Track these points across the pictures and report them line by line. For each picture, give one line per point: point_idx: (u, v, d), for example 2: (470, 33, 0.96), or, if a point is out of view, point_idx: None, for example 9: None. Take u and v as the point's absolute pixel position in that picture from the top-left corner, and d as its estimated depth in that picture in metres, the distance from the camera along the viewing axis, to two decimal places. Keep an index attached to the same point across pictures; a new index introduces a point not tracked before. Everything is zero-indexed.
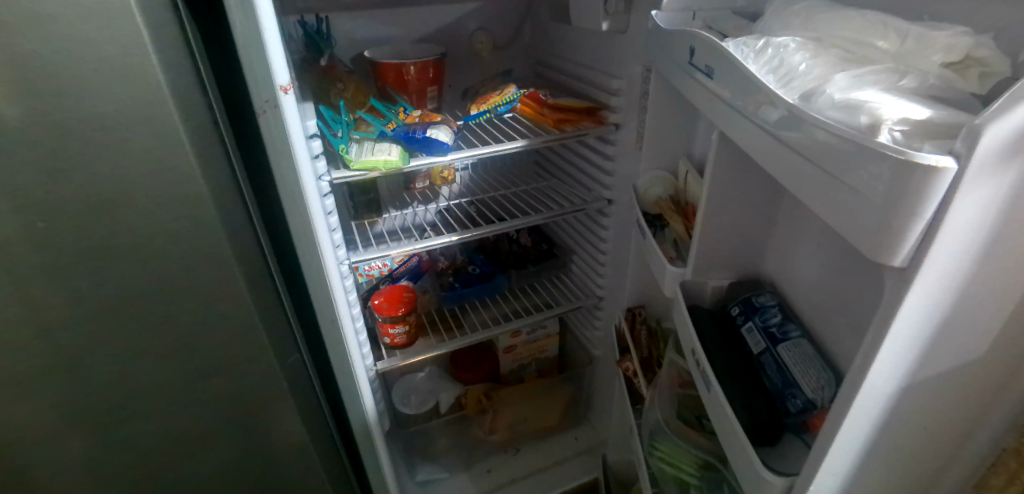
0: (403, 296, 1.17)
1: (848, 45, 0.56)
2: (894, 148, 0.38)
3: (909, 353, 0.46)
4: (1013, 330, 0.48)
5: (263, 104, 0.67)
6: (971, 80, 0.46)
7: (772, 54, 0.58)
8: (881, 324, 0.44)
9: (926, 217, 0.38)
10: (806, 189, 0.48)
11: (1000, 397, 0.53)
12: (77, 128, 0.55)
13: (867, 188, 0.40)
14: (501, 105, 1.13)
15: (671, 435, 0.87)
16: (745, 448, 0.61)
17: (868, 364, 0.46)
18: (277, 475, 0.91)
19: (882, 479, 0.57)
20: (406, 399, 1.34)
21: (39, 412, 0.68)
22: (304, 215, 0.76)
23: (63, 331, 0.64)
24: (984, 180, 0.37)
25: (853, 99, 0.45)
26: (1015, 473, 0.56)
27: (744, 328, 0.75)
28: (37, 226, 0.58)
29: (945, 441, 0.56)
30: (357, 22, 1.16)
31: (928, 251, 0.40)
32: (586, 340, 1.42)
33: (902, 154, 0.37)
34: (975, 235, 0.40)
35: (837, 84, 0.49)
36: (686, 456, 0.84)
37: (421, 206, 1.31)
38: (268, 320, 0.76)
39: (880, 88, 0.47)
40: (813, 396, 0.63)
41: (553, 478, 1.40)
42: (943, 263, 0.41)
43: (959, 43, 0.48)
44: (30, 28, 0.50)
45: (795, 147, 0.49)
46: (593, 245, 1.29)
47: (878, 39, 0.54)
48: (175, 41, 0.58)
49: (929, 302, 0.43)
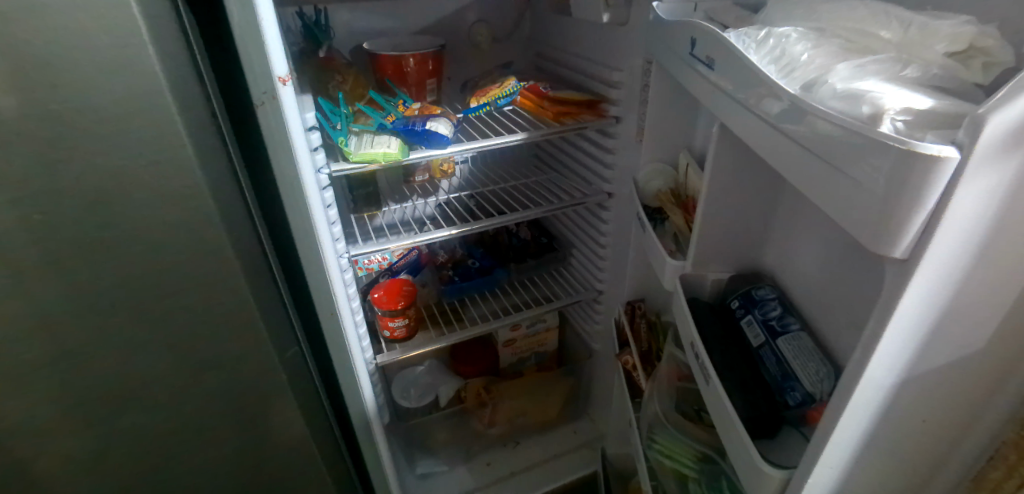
0: (403, 289, 1.17)
1: (851, 35, 0.55)
2: (898, 138, 0.38)
3: (909, 345, 0.46)
4: (1013, 322, 0.48)
5: (262, 95, 0.66)
6: (974, 70, 0.46)
7: (774, 44, 0.57)
8: (882, 316, 0.44)
9: (928, 209, 0.38)
10: (807, 182, 0.48)
11: (997, 391, 0.53)
12: (74, 120, 0.55)
13: (868, 179, 0.40)
14: (502, 97, 1.11)
15: (670, 427, 0.88)
16: (743, 441, 0.61)
17: (868, 356, 0.46)
18: (278, 469, 0.92)
19: (881, 471, 0.57)
20: (406, 392, 1.35)
21: (37, 405, 0.67)
22: (304, 207, 0.76)
23: (62, 323, 0.64)
24: (986, 171, 0.37)
25: (856, 89, 0.45)
26: (1014, 466, 0.57)
27: (743, 321, 0.75)
28: (34, 219, 0.57)
29: (945, 433, 0.56)
30: (356, 14, 1.15)
31: (928, 243, 0.39)
32: (585, 334, 1.42)
33: (904, 145, 0.37)
34: (975, 227, 0.40)
35: (840, 74, 0.48)
36: (685, 449, 0.84)
37: (421, 199, 1.30)
38: (268, 313, 0.76)
39: (883, 78, 0.47)
40: (813, 389, 0.63)
41: (552, 471, 1.41)
42: (943, 255, 0.41)
43: (962, 33, 0.47)
44: (23, 18, 0.50)
45: (796, 139, 0.49)
46: (593, 238, 1.29)
47: (882, 29, 0.54)
48: (172, 31, 0.57)
49: (930, 294, 0.43)
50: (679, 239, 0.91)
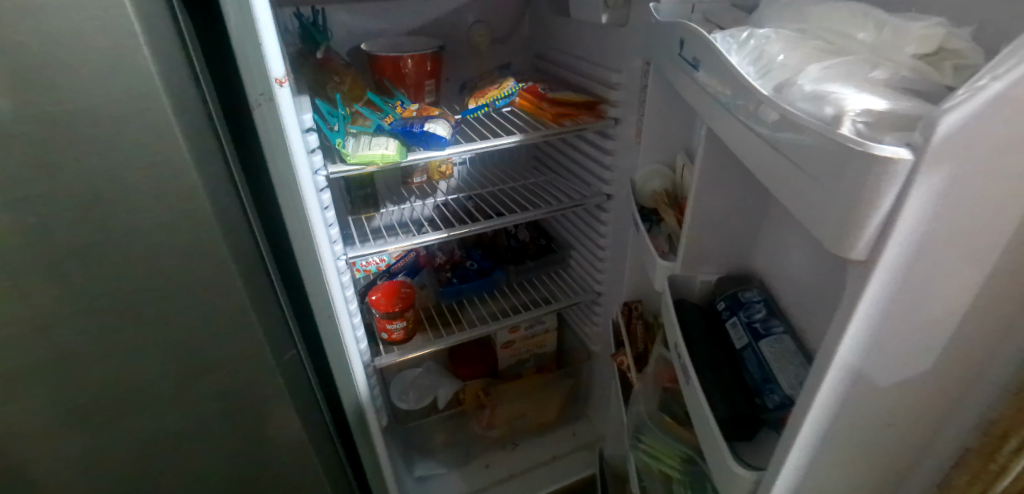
0: (400, 292, 1.17)
1: (831, 37, 0.55)
2: (855, 140, 0.38)
3: (873, 348, 0.46)
4: (984, 326, 0.48)
5: (257, 97, 0.66)
6: (947, 72, 0.45)
7: (754, 45, 0.57)
8: (845, 318, 0.44)
9: (884, 210, 0.38)
10: (780, 184, 0.48)
11: (971, 393, 0.53)
12: (68, 122, 0.54)
13: (830, 180, 0.40)
14: (501, 98, 1.11)
15: (654, 428, 0.87)
16: (716, 441, 0.61)
17: (832, 358, 0.46)
18: (276, 473, 0.91)
19: (849, 475, 0.57)
20: (405, 394, 1.34)
21: (32, 410, 0.67)
22: (301, 210, 0.76)
23: (59, 327, 0.63)
24: (941, 173, 0.37)
25: (823, 90, 0.45)
26: (978, 471, 0.56)
27: (729, 323, 0.75)
28: (28, 223, 0.57)
29: (914, 436, 0.56)
30: (354, 15, 1.15)
31: (885, 245, 0.39)
32: (585, 336, 1.42)
33: (861, 146, 0.37)
34: (934, 231, 0.40)
35: (809, 76, 0.48)
36: (670, 450, 0.84)
37: (418, 201, 1.29)
38: (265, 316, 0.76)
39: (851, 79, 0.46)
40: (792, 391, 0.63)
41: (553, 472, 1.40)
42: (901, 258, 0.41)
43: (932, 36, 0.47)
44: (15, 19, 0.49)
45: (770, 141, 0.49)
46: (592, 240, 1.28)
47: (859, 32, 0.54)
48: (167, 31, 0.57)
49: (890, 296, 0.43)
50: (672, 240, 0.91)
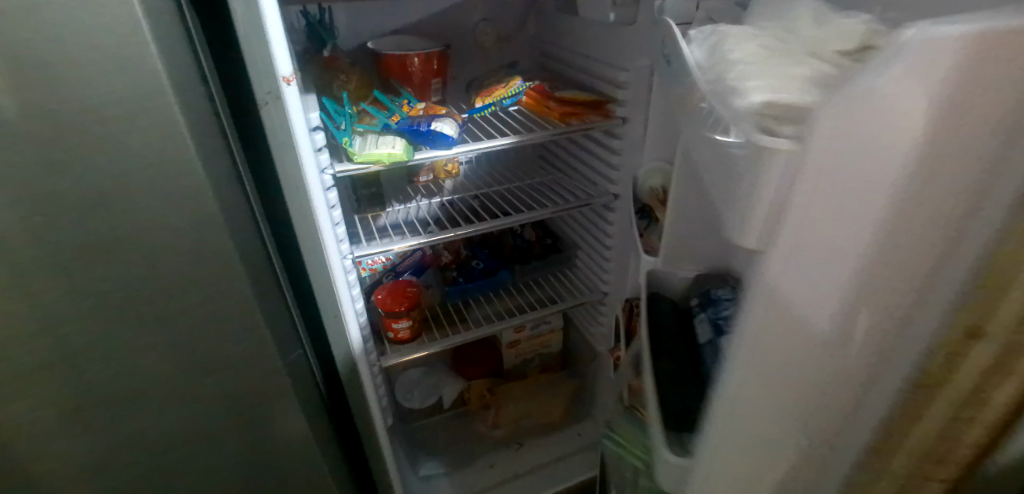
0: (406, 291, 1.16)
1: (778, 31, 0.57)
2: (752, 135, 0.44)
3: (793, 349, 0.45)
4: None
5: (264, 95, 0.65)
6: None
7: (710, 38, 0.60)
8: (759, 306, 0.45)
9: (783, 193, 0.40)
10: (721, 177, 0.54)
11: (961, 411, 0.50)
12: (74, 120, 0.54)
13: (750, 173, 0.46)
14: (507, 98, 1.10)
15: (627, 421, 0.88)
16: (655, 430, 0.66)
17: (746, 346, 0.47)
18: (280, 473, 0.91)
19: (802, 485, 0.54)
20: (409, 393, 1.38)
21: (37, 408, 0.67)
22: (307, 209, 0.75)
23: (63, 326, 0.63)
24: (840, 159, 0.37)
25: (741, 83, 0.49)
26: None
27: (698, 318, 0.78)
28: (35, 221, 0.57)
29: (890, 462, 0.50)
30: (360, 14, 1.14)
31: (784, 229, 0.41)
32: (591, 337, 1.41)
33: (754, 139, 0.44)
34: (852, 226, 0.38)
35: (739, 64, 0.52)
36: (636, 442, 0.84)
37: (424, 200, 1.29)
38: (270, 315, 0.76)
39: (779, 69, 0.49)
40: None
41: (558, 473, 1.39)
42: (811, 250, 0.40)
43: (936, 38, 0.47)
44: (22, 16, 0.49)
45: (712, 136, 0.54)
46: (598, 240, 1.28)
47: (801, 28, 0.56)
48: (174, 29, 0.57)
49: (808, 295, 0.42)
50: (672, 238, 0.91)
